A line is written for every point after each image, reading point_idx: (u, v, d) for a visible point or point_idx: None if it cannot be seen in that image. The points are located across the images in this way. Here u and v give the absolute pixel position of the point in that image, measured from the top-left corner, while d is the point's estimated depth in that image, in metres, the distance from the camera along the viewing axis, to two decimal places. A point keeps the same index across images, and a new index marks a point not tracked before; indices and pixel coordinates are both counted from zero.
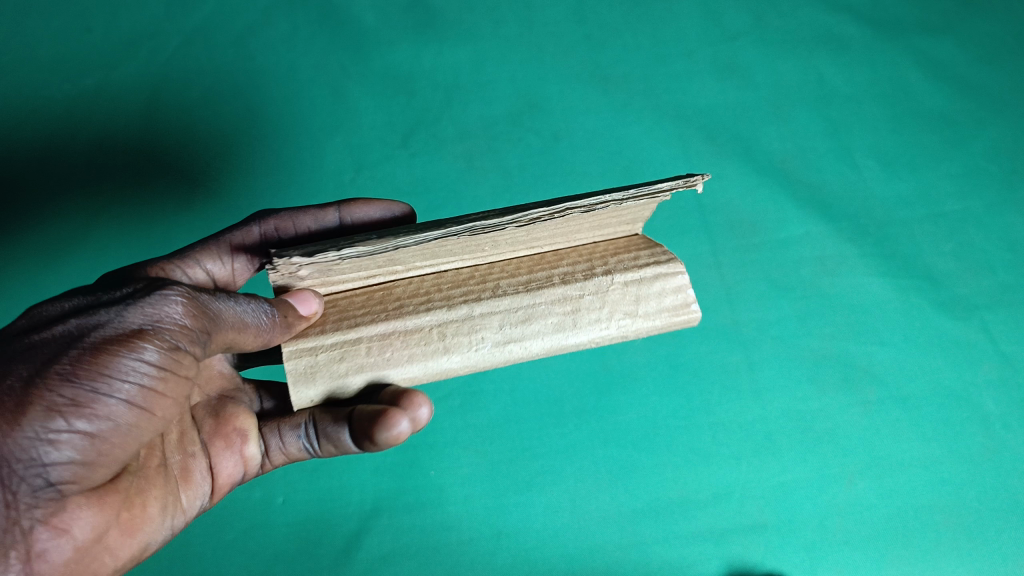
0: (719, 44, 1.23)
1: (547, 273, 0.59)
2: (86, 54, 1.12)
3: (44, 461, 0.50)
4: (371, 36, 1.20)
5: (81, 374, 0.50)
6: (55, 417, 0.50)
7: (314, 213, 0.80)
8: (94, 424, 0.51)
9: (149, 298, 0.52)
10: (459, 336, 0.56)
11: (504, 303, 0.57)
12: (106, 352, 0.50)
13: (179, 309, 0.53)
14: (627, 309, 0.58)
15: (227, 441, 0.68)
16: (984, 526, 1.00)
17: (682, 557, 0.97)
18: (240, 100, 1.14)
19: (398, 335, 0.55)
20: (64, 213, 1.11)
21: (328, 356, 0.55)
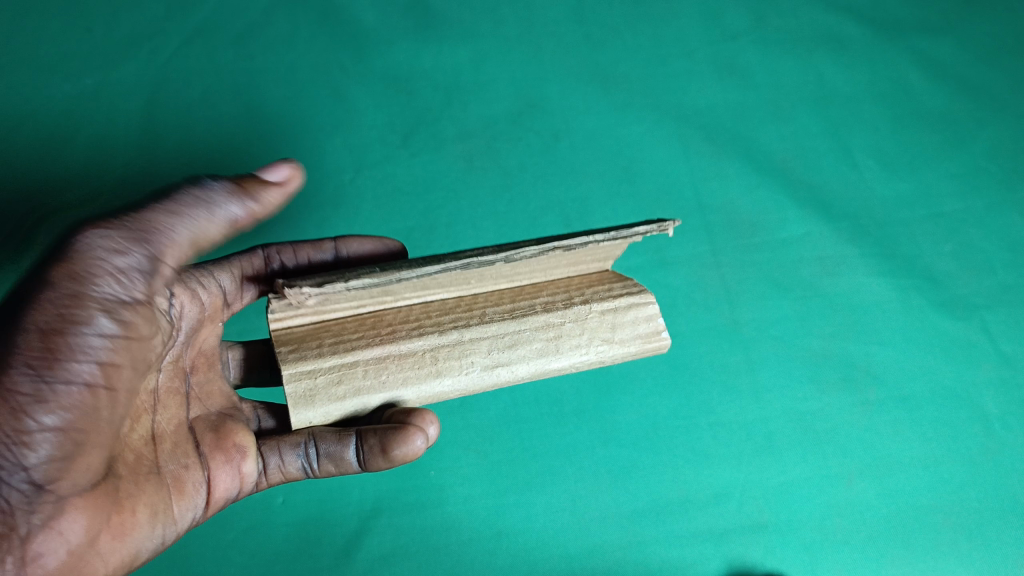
0: (718, 44, 1.24)
1: (529, 302, 0.66)
2: (86, 53, 1.12)
3: (22, 463, 0.47)
4: (371, 37, 1.21)
5: (37, 361, 0.47)
6: (23, 413, 0.47)
7: (313, 245, 0.81)
8: (63, 412, 0.48)
9: (84, 252, 0.49)
10: (451, 359, 0.62)
11: (491, 329, 0.63)
12: (61, 329, 0.48)
13: (112, 252, 0.50)
14: (605, 336, 0.66)
15: (226, 455, 0.66)
16: (986, 526, 0.99)
17: (682, 557, 0.97)
18: (240, 101, 1.15)
19: (394, 358, 0.61)
20: None
21: (327, 381, 0.59)
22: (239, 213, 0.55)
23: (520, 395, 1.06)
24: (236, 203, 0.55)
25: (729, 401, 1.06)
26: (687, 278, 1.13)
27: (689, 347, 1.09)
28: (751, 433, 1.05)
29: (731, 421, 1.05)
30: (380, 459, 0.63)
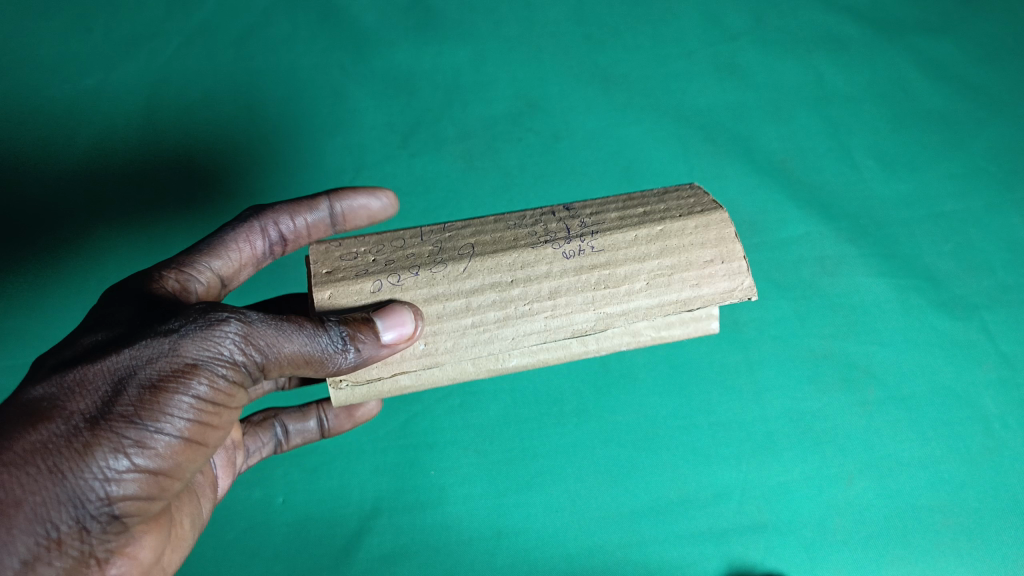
0: (718, 44, 1.24)
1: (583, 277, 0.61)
2: (86, 53, 1.13)
3: (109, 497, 0.53)
4: (371, 37, 1.22)
5: (143, 413, 0.53)
6: (119, 457, 0.52)
7: (307, 204, 0.80)
8: (154, 460, 0.54)
9: (206, 331, 0.55)
10: (487, 359, 0.60)
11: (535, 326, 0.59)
12: (164, 390, 0.53)
13: (233, 340, 0.55)
14: (651, 327, 0.61)
15: (221, 443, 0.76)
16: (986, 526, 0.99)
17: (682, 558, 0.97)
18: (240, 101, 1.15)
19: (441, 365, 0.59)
20: (61, 213, 1.10)
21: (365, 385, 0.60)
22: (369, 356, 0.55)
23: (520, 396, 1.07)
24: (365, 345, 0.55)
25: (728, 400, 1.06)
26: None
27: (688, 347, 1.09)
28: (751, 433, 1.04)
29: (731, 420, 1.05)
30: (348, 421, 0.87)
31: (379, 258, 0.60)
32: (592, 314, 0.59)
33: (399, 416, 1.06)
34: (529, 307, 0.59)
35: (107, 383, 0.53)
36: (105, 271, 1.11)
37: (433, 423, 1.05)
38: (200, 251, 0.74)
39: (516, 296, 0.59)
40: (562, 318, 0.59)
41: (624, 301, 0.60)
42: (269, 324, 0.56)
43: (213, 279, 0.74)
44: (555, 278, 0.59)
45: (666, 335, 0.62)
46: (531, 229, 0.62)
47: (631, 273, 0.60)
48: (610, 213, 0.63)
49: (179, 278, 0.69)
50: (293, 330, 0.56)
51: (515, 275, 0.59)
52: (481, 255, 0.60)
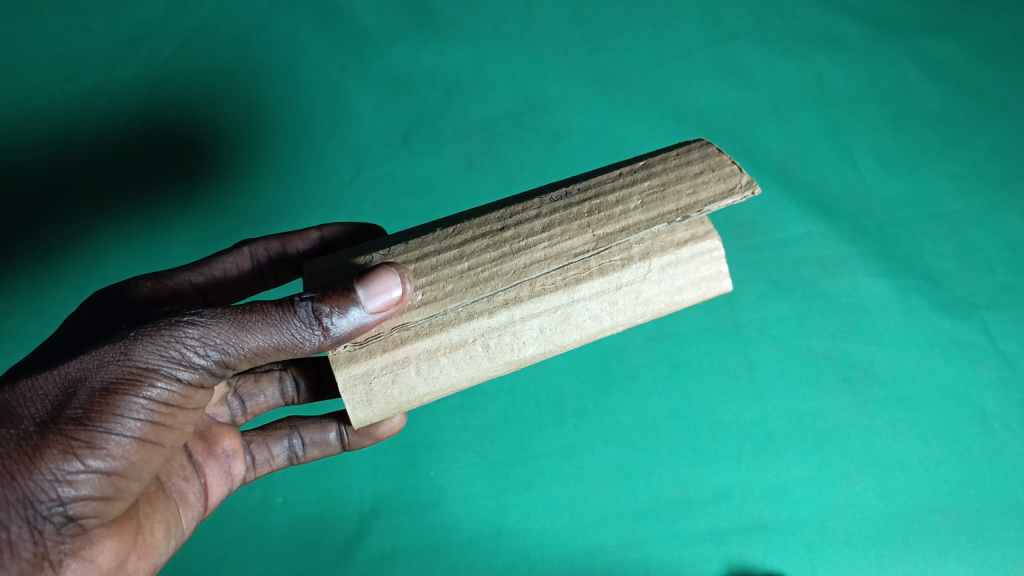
0: (720, 43, 1.24)
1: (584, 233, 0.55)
2: (86, 53, 1.12)
3: (62, 500, 0.52)
4: (371, 36, 1.21)
5: (93, 415, 0.52)
6: (69, 458, 0.51)
7: (298, 234, 0.78)
8: (108, 461, 0.53)
9: (156, 332, 0.53)
10: (499, 341, 0.54)
11: (543, 302, 0.53)
12: (113, 390, 0.52)
13: (188, 341, 0.53)
14: (663, 290, 0.55)
15: (216, 459, 0.72)
16: (985, 526, 0.99)
17: (681, 557, 0.98)
18: (240, 101, 1.15)
19: (444, 349, 0.53)
20: (61, 214, 1.10)
21: (376, 374, 0.53)
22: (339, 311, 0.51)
23: (520, 396, 1.06)
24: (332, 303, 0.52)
25: (729, 400, 1.06)
26: None
27: (689, 347, 1.09)
28: (751, 433, 1.04)
29: (732, 421, 1.05)
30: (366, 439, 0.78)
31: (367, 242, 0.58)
32: (591, 237, 0.54)
33: None
34: (525, 243, 0.54)
35: (58, 388, 0.52)
36: (105, 271, 1.14)
37: (433, 423, 1.05)
38: (185, 267, 0.73)
39: (510, 238, 0.54)
40: (561, 246, 0.54)
41: (621, 222, 0.54)
42: (222, 322, 0.54)
43: (191, 293, 0.73)
44: (547, 218, 0.54)
45: (680, 300, 0.56)
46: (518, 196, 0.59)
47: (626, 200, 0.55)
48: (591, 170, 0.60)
49: (154, 288, 0.68)
50: (253, 326, 0.53)
51: (506, 223, 0.55)
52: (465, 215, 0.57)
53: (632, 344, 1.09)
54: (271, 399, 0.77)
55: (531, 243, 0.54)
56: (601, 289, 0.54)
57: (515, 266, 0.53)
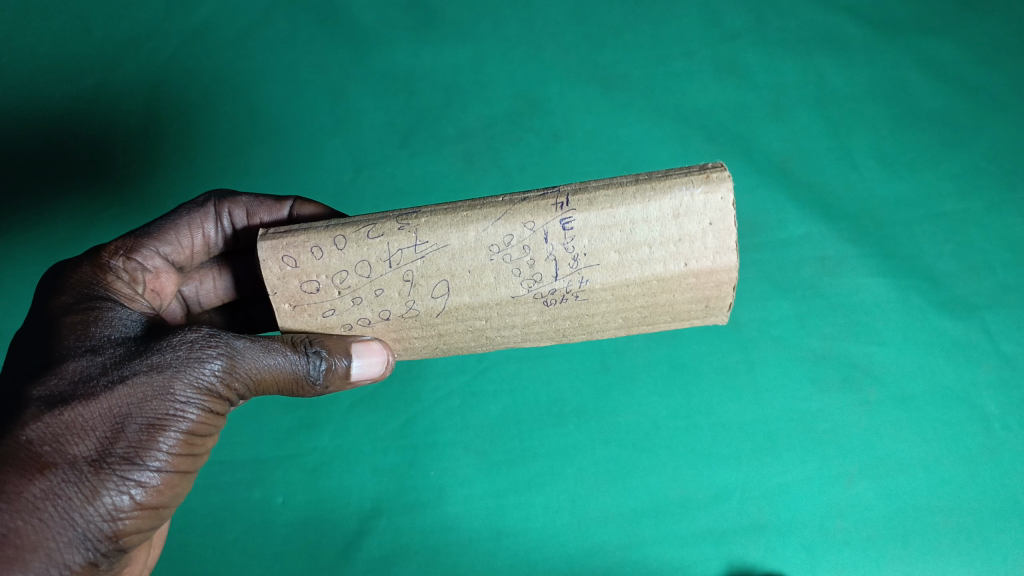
0: (719, 43, 1.24)
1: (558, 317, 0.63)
2: (86, 54, 1.13)
3: (114, 533, 0.56)
4: (371, 36, 1.22)
5: (140, 451, 0.56)
6: (121, 495, 0.56)
7: (268, 205, 0.77)
8: (155, 496, 0.57)
9: (190, 366, 0.59)
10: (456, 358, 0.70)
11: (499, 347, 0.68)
12: (157, 426, 0.57)
13: (219, 374, 0.59)
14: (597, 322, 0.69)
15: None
16: (985, 527, 0.99)
17: (681, 558, 0.97)
18: (240, 102, 1.16)
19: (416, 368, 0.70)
20: (64, 213, 1.12)
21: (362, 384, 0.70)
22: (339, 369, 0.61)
23: (520, 396, 1.06)
24: (335, 363, 0.61)
25: (728, 401, 1.06)
26: None
27: (689, 347, 1.09)
28: (751, 433, 1.04)
29: (731, 421, 1.05)
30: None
31: (342, 291, 0.61)
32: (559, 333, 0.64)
33: (399, 417, 1.06)
34: (503, 334, 0.63)
35: (104, 426, 0.56)
36: None
37: (433, 423, 1.05)
38: (152, 235, 0.72)
39: (490, 330, 0.63)
40: (531, 336, 0.65)
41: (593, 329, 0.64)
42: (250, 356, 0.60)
43: (163, 268, 0.73)
44: (529, 320, 0.62)
45: None
46: (515, 269, 0.59)
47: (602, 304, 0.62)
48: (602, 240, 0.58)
49: (128, 269, 0.69)
50: (274, 355, 0.61)
51: (489, 321, 0.62)
52: (455, 298, 0.60)
53: (633, 344, 1.09)
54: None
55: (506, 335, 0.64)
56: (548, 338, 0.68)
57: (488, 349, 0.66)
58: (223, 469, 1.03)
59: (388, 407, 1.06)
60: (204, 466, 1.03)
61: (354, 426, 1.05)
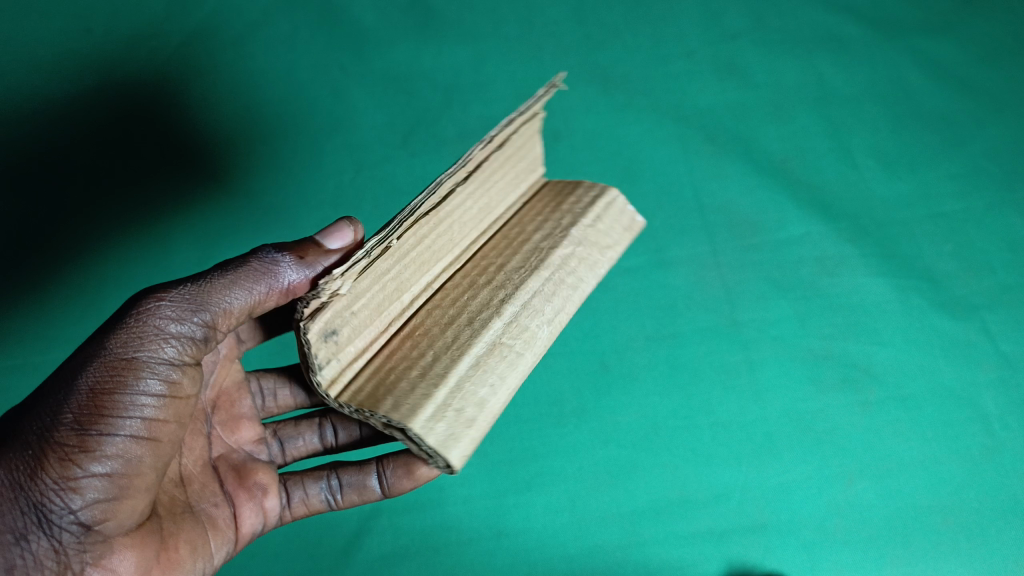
0: (719, 44, 1.25)
1: (529, 246, 0.71)
2: (86, 54, 1.10)
3: (70, 507, 0.55)
4: (371, 37, 1.23)
5: (85, 419, 0.55)
6: (68, 465, 0.55)
7: None
8: (110, 462, 0.56)
9: (132, 323, 0.57)
10: (512, 331, 0.63)
11: (531, 291, 0.66)
12: (103, 389, 0.56)
13: (163, 324, 0.58)
14: (597, 248, 0.73)
15: (249, 493, 0.71)
16: (985, 526, 0.99)
17: (681, 558, 0.97)
18: (240, 101, 1.16)
19: (484, 355, 0.61)
20: (64, 216, 1.10)
21: (448, 402, 0.58)
22: (314, 249, 0.62)
23: (520, 396, 1.06)
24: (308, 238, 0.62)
25: (728, 400, 1.06)
26: (687, 278, 1.13)
27: (689, 347, 1.09)
28: (751, 433, 1.04)
29: (731, 421, 1.05)
30: (406, 477, 0.71)
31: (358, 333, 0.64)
32: (539, 243, 0.71)
33: None
34: (500, 270, 0.68)
35: (51, 399, 0.56)
36: (106, 270, 1.13)
37: None
38: None
39: (491, 275, 0.68)
40: (530, 257, 0.69)
41: (549, 228, 0.72)
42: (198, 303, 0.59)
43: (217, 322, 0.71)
44: (501, 257, 0.70)
45: (603, 238, 0.74)
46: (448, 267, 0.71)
47: (549, 223, 0.73)
48: (484, 194, 0.71)
49: None
50: (219, 295, 0.59)
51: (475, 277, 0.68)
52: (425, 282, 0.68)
53: (632, 344, 1.09)
54: (309, 443, 0.77)
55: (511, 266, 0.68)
56: (564, 260, 0.70)
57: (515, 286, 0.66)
58: None
59: None
60: None
61: None
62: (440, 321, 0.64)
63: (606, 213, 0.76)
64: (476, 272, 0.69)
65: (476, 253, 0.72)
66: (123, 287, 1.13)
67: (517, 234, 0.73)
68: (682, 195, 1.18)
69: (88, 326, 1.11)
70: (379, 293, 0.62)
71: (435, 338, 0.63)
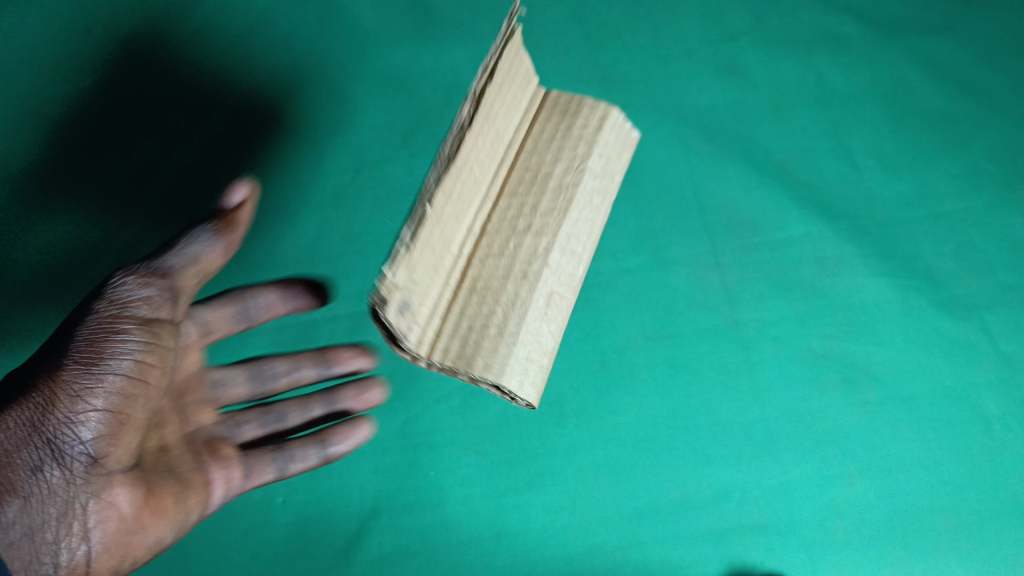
0: (719, 44, 1.25)
1: (557, 185, 0.70)
2: (89, 53, 1.17)
3: (83, 438, 0.73)
4: (371, 37, 1.24)
5: (94, 368, 0.73)
6: (76, 405, 0.72)
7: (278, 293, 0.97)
8: (108, 401, 0.73)
9: (114, 292, 0.75)
10: (559, 276, 0.69)
11: (572, 235, 0.70)
12: (103, 344, 0.73)
13: (125, 291, 0.75)
14: (609, 172, 0.75)
15: (221, 463, 0.89)
16: (983, 526, 1.00)
17: (681, 557, 0.98)
18: (240, 101, 1.19)
19: (544, 305, 0.67)
20: (66, 213, 1.13)
21: (525, 353, 0.65)
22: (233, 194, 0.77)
23: None
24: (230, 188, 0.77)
25: (729, 401, 1.05)
26: (687, 277, 1.12)
27: (689, 347, 1.08)
28: (751, 433, 1.04)
29: (731, 421, 1.04)
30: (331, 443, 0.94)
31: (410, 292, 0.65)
32: (562, 181, 0.70)
33: (398, 417, 1.04)
34: (533, 214, 0.69)
35: (56, 358, 0.74)
36: (106, 270, 1.13)
37: (433, 423, 1.03)
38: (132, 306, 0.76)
39: (528, 219, 0.68)
40: (561, 200, 0.70)
41: (569, 163, 0.71)
42: (175, 267, 0.77)
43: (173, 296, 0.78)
44: (532, 206, 0.69)
45: (614, 156, 0.76)
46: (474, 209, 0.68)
47: (565, 150, 0.72)
48: (495, 126, 0.65)
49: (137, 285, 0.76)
50: (184, 258, 0.77)
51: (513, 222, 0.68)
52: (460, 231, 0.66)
53: (633, 343, 1.08)
54: (256, 428, 0.96)
55: (550, 217, 0.69)
56: (590, 195, 0.72)
57: (557, 230, 0.68)
58: None
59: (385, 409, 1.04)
60: None
61: None
62: (495, 272, 0.66)
63: (612, 133, 0.75)
64: (511, 212, 0.69)
65: (505, 191, 0.70)
66: None
67: (537, 166, 0.71)
68: (682, 195, 1.17)
69: None
70: (432, 257, 0.60)
71: (496, 290, 0.66)
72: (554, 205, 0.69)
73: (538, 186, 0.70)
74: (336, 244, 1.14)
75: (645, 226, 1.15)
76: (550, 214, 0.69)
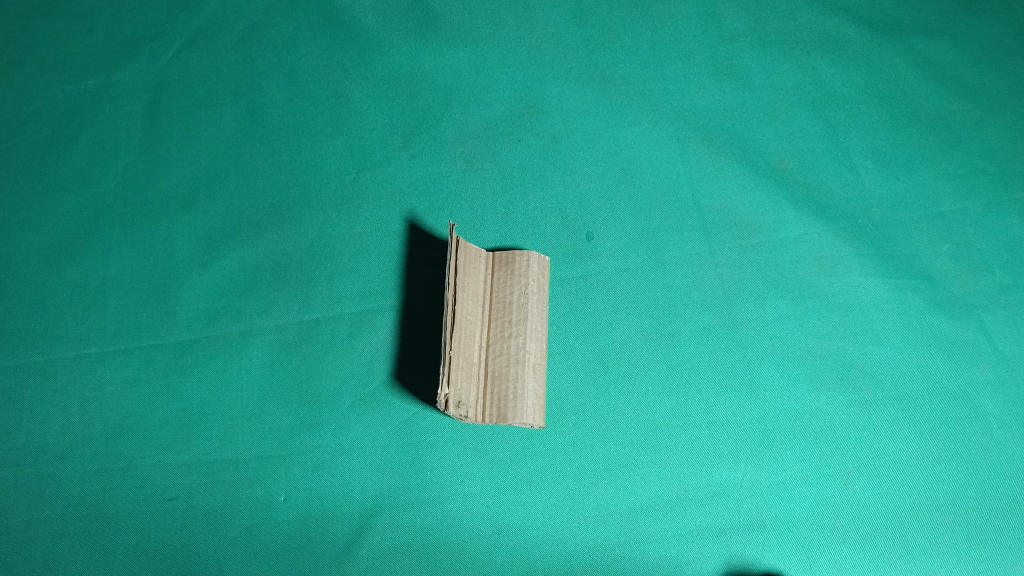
0: (717, 46, 1.27)
1: (513, 304, 1.03)
2: (92, 56, 1.24)
3: None
4: (372, 39, 1.26)
5: None
6: None
7: None
8: None
9: None
10: (531, 350, 1.02)
11: (530, 327, 1.03)
12: None
13: None
14: (539, 283, 1.06)
15: None
16: (982, 524, 1.01)
17: (681, 556, 0.99)
18: (241, 102, 1.22)
19: (528, 370, 1.00)
20: (69, 212, 1.16)
21: (528, 402, 0.98)
22: None
23: None
24: None
25: (727, 400, 1.06)
26: (686, 277, 1.13)
27: (687, 346, 1.09)
28: (749, 432, 1.05)
29: (729, 420, 1.05)
30: None
31: None
32: (514, 302, 1.03)
33: (399, 416, 1.05)
34: (508, 326, 1.02)
35: None
36: (108, 271, 1.13)
37: (433, 422, 1.04)
38: None
39: (507, 327, 1.02)
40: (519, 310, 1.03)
41: (517, 289, 1.04)
42: None
43: None
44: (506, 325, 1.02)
45: (541, 275, 1.07)
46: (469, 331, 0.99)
47: (514, 286, 1.04)
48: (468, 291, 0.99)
49: None
50: None
51: (499, 334, 1.01)
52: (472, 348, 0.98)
53: (631, 342, 1.09)
54: None
55: (516, 325, 1.02)
56: (533, 299, 1.04)
57: (521, 328, 1.02)
58: (225, 467, 1.03)
59: (386, 407, 1.05)
60: (204, 465, 1.03)
61: (355, 425, 1.04)
62: (500, 360, 1.00)
63: (533, 270, 1.06)
64: (495, 326, 1.02)
65: (487, 327, 1.02)
66: (123, 287, 1.12)
67: (502, 298, 1.03)
68: (681, 195, 1.18)
69: (88, 324, 1.10)
70: (463, 364, 0.95)
71: (504, 375, 0.99)
72: (517, 318, 1.02)
73: (507, 314, 1.02)
74: (338, 244, 1.14)
75: (643, 226, 1.16)
76: (515, 324, 1.02)
